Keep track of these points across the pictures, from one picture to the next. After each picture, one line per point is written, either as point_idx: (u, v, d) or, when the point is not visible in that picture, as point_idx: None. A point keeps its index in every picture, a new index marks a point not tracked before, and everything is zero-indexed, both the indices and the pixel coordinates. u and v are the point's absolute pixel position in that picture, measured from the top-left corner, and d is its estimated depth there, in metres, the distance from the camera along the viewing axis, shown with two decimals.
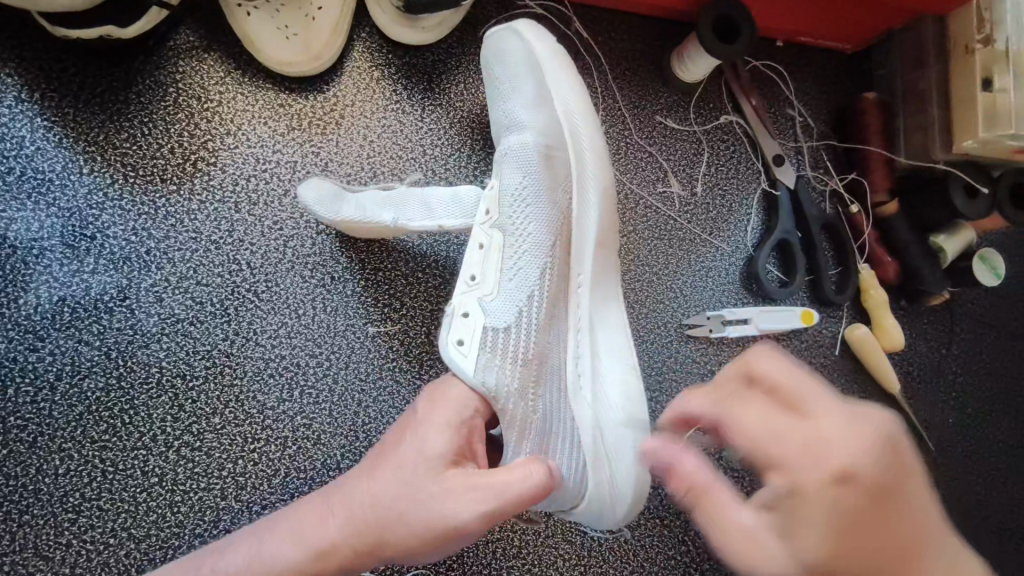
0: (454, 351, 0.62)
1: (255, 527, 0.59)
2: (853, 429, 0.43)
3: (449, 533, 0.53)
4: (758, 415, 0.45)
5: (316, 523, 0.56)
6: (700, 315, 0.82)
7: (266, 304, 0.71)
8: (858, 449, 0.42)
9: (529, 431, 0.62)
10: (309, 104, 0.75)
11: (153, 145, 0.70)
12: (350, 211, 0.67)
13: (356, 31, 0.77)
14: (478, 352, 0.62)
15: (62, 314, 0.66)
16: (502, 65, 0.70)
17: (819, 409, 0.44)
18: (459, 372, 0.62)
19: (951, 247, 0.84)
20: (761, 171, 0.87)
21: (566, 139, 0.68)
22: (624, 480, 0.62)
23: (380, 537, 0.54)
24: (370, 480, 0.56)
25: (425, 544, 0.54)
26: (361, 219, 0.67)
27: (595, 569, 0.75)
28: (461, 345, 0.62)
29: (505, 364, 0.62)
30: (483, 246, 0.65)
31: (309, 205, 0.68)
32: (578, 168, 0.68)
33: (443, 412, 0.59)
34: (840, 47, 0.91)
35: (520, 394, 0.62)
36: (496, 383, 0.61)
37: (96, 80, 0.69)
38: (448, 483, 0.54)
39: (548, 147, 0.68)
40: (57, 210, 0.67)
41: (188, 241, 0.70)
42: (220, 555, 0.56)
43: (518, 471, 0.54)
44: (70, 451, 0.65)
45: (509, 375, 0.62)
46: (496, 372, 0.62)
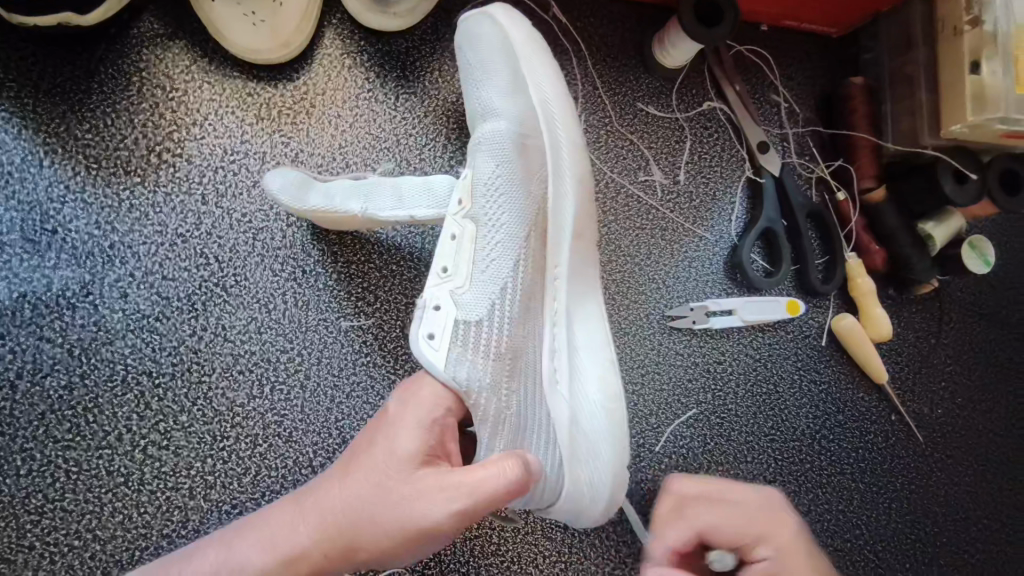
0: (425, 346, 0.62)
1: (229, 530, 0.57)
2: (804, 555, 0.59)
3: (424, 534, 0.52)
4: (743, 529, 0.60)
5: (287, 529, 0.54)
6: (683, 306, 0.80)
7: (235, 299, 0.69)
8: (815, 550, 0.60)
9: (506, 428, 0.62)
10: (278, 93, 0.72)
11: (117, 136, 0.68)
12: (317, 201, 0.66)
13: (327, 18, 0.74)
14: (450, 347, 0.62)
15: (23, 310, 0.64)
16: (478, 53, 0.68)
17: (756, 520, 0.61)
18: (432, 368, 0.62)
19: (940, 232, 0.83)
20: (745, 158, 0.85)
21: (541, 126, 0.65)
22: (599, 482, 0.60)
23: (354, 541, 0.53)
24: (340, 482, 0.55)
25: (400, 547, 0.53)
26: (327, 208, 0.66)
27: (577, 566, 0.74)
28: (432, 340, 0.62)
29: (477, 359, 0.62)
30: (456, 236, 0.64)
31: (273, 193, 0.67)
32: (554, 157, 0.64)
33: (415, 412, 0.58)
34: (826, 30, 0.89)
35: (493, 389, 0.62)
36: (468, 377, 0.62)
37: (56, 69, 0.67)
38: (420, 484, 0.53)
39: (521, 134, 0.65)
40: (17, 203, 0.65)
41: (153, 234, 0.68)
42: (186, 561, 0.55)
43: (493, 467, 0.52)
44: (33, 451, 0.63)
45: (482, 369, 0.62)
46: (467, 367, 0.62)
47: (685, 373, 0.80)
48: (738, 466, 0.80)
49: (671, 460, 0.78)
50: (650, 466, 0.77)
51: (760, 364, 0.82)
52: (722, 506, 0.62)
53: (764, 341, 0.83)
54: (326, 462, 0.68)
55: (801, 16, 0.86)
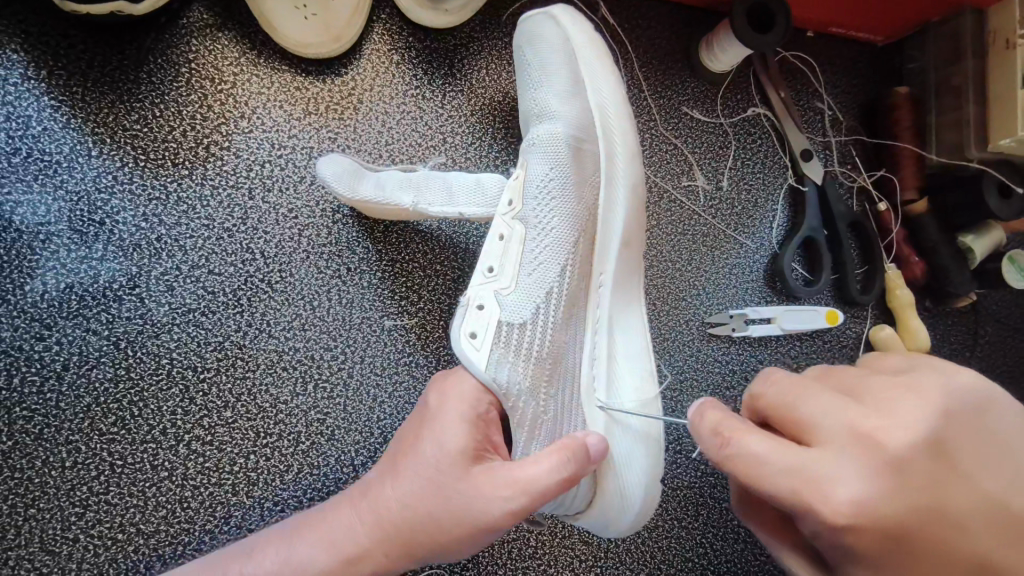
0: (466, 344, 0.61)
1: (285, 527, 0.57)
2: (971, 387, 0.41)
3: (480, 532, 0.52)
4: (906, 413, 0.40)
5: (343, 529, 0.54)
6: (722, 313, 0.80)
7: (280, 295, 0.68)
8: (994, 428, 0.40)
9: (539, 435, 0.60)
10: (326, 87, 0.72)
11: (165, 128, 0.67)
12: (368, 191, 0.66)
13: (377, 13, 0.74)
14: (491, 347, 0.60)
15: (69, 301, 0.64)
16: (536, 51, 0.68)
17: (943, 384, 0.41)
18: (470, 366, 0.60)
19: (980, 247, 0.82)
20: (788, 166, 0.84)
21: (597, 133, 0.67)
22: (632, 485, 0.61)
23: (411, 542, 0.53)
24: (391, 481, 0.55)
25: (457, 545, 0.53)
26: (377, 201, 0.66)
27: (611, 570, 0.74)
28: (474, 339, 0.61)
29: (518, 362, 0.61)
30: (505, 237, 0.64)
31: (327, 180, 0.66)
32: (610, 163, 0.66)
33: (456, 408, 0.58)
34: (872, 38, 0.88)
35: (531, 395, 0.60)
36: (507, 381, 0.60)
37: (106, 58, 0.67)
38: (471, 480, 0.53)
39: (577, 140, 0.65)
40: (64, 193, 0.65)
41: (200, 228, 0.67)
42: (246, 560, 0.54)
43: (549, 466, 0.52)
44: (78, 444, 0.63)
45: (521, 374, 0.60)
46: (508, 370, 0.60)
47: (722, 380, 0.80)
48: None
49: (708, 467, 0.78)
50: (687, 472, 0.77)
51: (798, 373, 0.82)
52: (881, 394, 0.42)
53: (800, 350, 0.83)
54: (367, 461, 0.68)
55: (850, 23, 0.85)
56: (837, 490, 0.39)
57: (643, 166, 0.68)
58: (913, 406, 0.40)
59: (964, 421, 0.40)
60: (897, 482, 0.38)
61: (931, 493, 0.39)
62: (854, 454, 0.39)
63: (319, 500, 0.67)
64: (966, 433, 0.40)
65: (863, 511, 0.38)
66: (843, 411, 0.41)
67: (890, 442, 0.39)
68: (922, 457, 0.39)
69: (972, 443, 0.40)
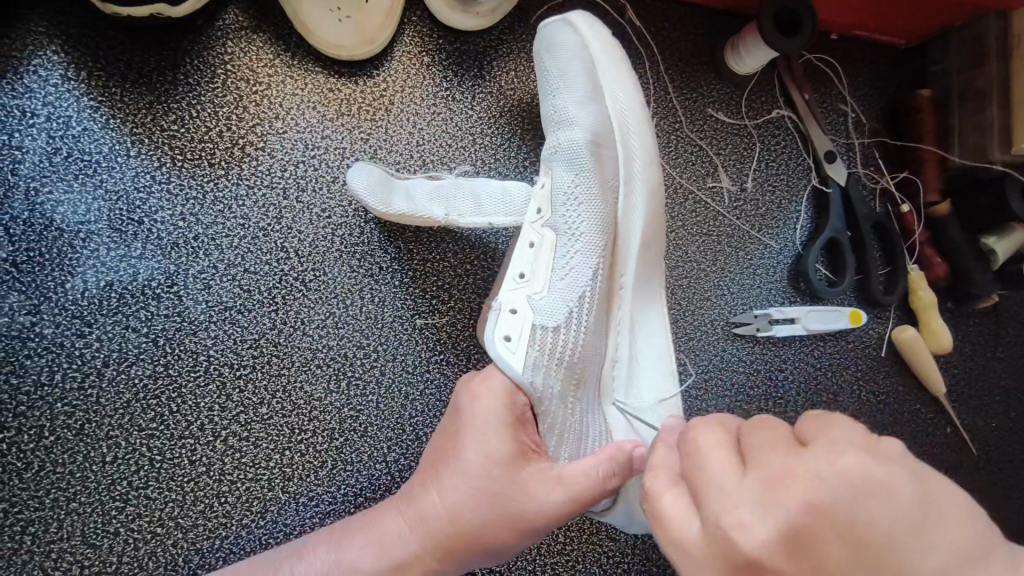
0: (501, 347, 0.60)
1: (332, 530, 0.58)
2: (853, 476, 0.34)
3: (533, 532, 0.55)
4: (770, 502, 0.34)
5: (393, 537, 0.55)
6: (747, 313, 0.81)
7: (314, 293, 0.69)
8: (868, 524, 0.33)
9: (569, 437, 0.60)
10: (358, 89, 0.72)
11: (202, 128, 0.68)
12: (401, 204, 0.66)
13: (408, 15, 0.74)
14: (527, 350, 0.60)
15: (110, 299, 0.65)
16: (554, 59, 0.68)
17: (815, 476, 0.34)
18: (506, 369, 0.59)
19: (1003, 247, 0.82)
20: (811, 167, 0.85)
21: (614, 137, 0.67)
22: None
23: (465, 546, 0.55)
24: (439, 488, 0.55)
25: (510, 544, 0.55)
26: (410, 213, 0.66)
27: (638, 567, 0.75)
28: (509, 342, 0.60)
29: (552, 366, 0.61)
30: (534, 244, 0.64)
31: (358, 190, 0.66)
32: (626, 166, 0.67)
33: (491, 415, 0.57)
34: (894, 41, 0.89)
35: (561, 398, 0.61)
36: (542, 384, 0.60)
37: (144, 59, 0.67)
38: (523, 488, 0.54)
39: (596, 144, 0.66)
40: (104, 192, 0.66)
41: (236, 226, 0.68)
42: (296, 558, 0.56)
43: (601, 476, 0.54)
44: (118, 438, 0.64)
45: (554, 378, 0.61)
46: (544, 373, 0.60)
47: (747, 379, 0.81)
48: None
49: None
50: None
51: (822, 372, 0.83)
52: (773, 463, 0.36)
53: (824, 350, 0.83)
54: (400, 457, 0.69)
55: (874, 26, 0.85)
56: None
57: (659, 167, 0.69)
58: (774, 502, 0.34)
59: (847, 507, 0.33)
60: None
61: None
62: (699, 560, 0.35)
63: (353, 496, 0.68)
64: (838, 533, 0.33)
65: None
66: (700, 500, 0.37)
67: (742, 547, 0.34)
68: (780, 567, 0.33)
69: (847, 545, 0.33)
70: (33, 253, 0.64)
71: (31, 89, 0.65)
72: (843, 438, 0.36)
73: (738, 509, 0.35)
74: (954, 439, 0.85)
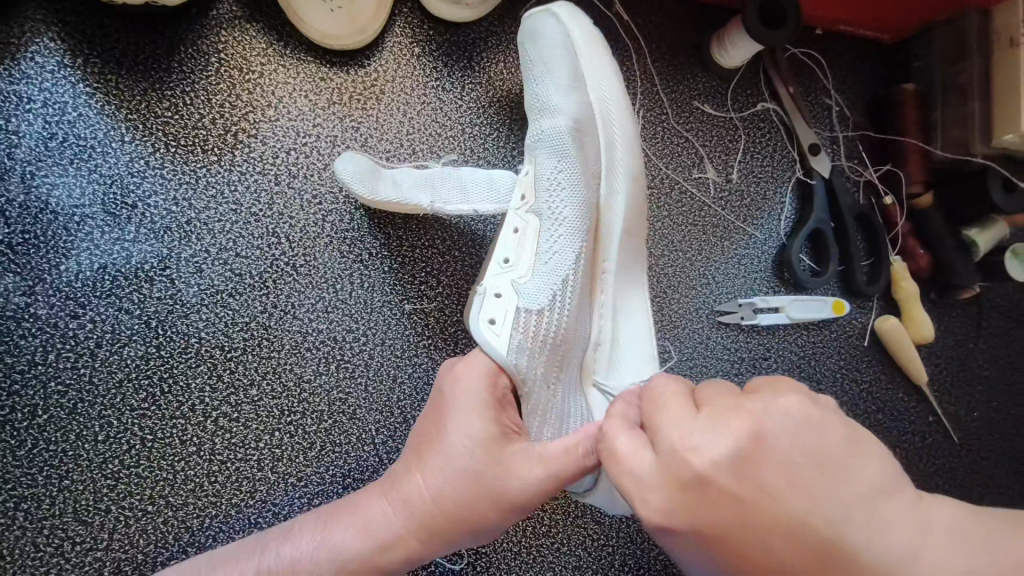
0: (486, 330, 0.61)
1: (322, 512, 0.60)
2: (793, 413, 0.42)
3: (515, 510, 0.56)
4: (724, 430, 0.41)
5: (379, 517, 0.56)
6: (732, 302, 0.82)
7: (305, 278, 0.71)
8: (804, 452, 0.40)
9: (550, 418, 0.62)
10: (350, 78, 0.74)
11: (196, 115, 0.70)
12: (388, 193, 0.67)
13: (399, 7, 0.76)
14: (511, 332, 0.61)
15: (103, 281, 0.67)
16: (536, 49, 0.70)
17: (763, 411, 0.42)
18: (490, 350, 0.61)
19: (983, 241, 0.84)
20: (796, 160, 0.86)
21: (597, 124, 0.69)
22: None
23: (448, 525, 0.56)
24: (423, 470, 0.57)
25: (493, 522, 0.57)
26: (396, 201, 0.67)
27: (622, 550, 0.76)
28: (493, 324, 0.62)
29: (536, 348, 0.62)
30: (519, 230, 0.66)
31: (346, 178, 0.67)
32: (608, 153, 0.69)
33: (472, 396, 0.58)
34: (878, 36, 0.91)
35: (544, 380, 0.62)
36: (525, 365, 0.61)
37: (139, 47, 0.69)
38: (503, 467, 0.55)
39: (579, 130, 0.67)
40: (99, 177, 0.67)
41: (228, 212, 0.70)
42: (285, 539, 0.57)
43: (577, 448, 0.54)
44: (110, 418, 0.65)
45: (537, 360, 0.62)
46: (527, 355, 0.61)
47: (731, 367, 0.82)
48: None
49: None
50: None
51: (806, 361, 0.84)
52: (724, 405, 0.43)
53: (807, 339, 0.85)
54: (387, 439, 0.70)
55: (858, 21, 0.88)
56: (651, 494, 0.42)
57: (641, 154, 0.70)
58: (722, 430, 0.41)
59: (788, 438, 0.41)
60: (698, 502, 0.40)
61: (729, 515, 0.40)
62: (659, 479, 0.42)
63: (340, 476, 0.69)
64: (776, 458, 0.40)
65: (673, 512, 0.41)
66: (659, 433, 0.43)
67: (693, 465, 0.41)
68: (729, 481, 0.40)
69: (786, 467, 0.40)
70: (28, 235, 0.65)
71: (28, 75, 0.66)
72: (783, 389, 0.44)
73: (694, 436, 0.42)
74: (934, 428, 0.86)
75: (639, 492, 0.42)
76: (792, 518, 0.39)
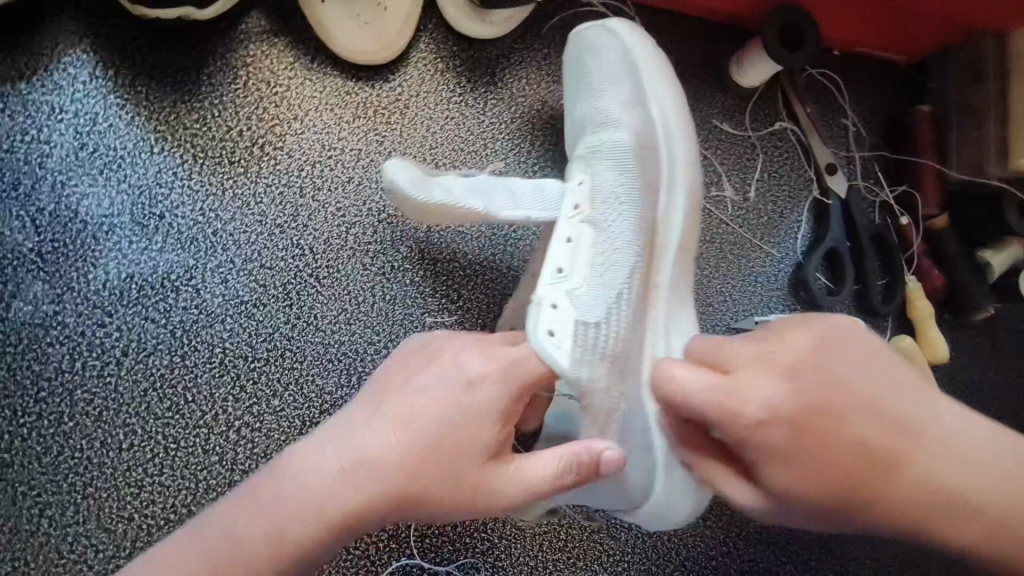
0: (547, 342, 0.57)
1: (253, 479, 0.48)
2: (842, 324, 0.51)
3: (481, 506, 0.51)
4: (796, 342, 0.49)
5: (343, 495, 0.47)
6: (748, 319, 0.82)
7: (328, 289, 0.71)
8: (865, 353, 0.50)
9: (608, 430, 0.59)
10: (375, 93, 0.75)
11: (224, 127, 0.71)
12: (440, 197, 0.66)
13: (423, 24, 0.77)
14: (571, 345, 0.58)
15: (130, 291, 0.67)
16: (593, 59, 0.70)
17: (820, 325, 0.51)
18: (554, 364, 0.56)
19: (999, 261, 0.84)
20: (812, 179, 0.87)
21: (659, 138, 0.69)
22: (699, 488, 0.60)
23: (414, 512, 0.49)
24: (390, 429, 0.49)
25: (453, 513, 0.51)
26: (451, 205, 0.66)
27: (639, 566, 0.74)
28: (553, 337, 0.58)
29: (597, 360, 0.60)
30: (573, 240, 0.64)
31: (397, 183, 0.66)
32: (669, 168, 0.69)
33: (492, 377, 0.53)
34: (895, 57, 0.91)
35: (608, 392, 0.59)
36: (586, 379, 0.58)
37: (169, 60, 0.70)
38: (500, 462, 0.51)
39: (636, 145, 0.68)
40: (128, 187, 0.68)
41: (254, 223, 0.70)
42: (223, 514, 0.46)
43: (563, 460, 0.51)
44: (134, 426, 0.66)
45: (597, 373, 0.59)
46: (587, 368, 0.59)
47: None
48: None
49: None
50: None
51: None
52: (779, 330, 0.51)
53: None
54: None
55: (876, 44, 0.89)
56: (752, 401, 0.48)
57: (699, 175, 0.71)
58: (794, 339, 0.50)
59: (850, 343, 0.50)
60: (796, 397, 0.48)
61: (818, 408, 0.47)
62: (756, 385, 0.48)
63: None
64: (847, 358, 0.49)
65: (772, 413, 0.48)
66: (740, 351, 0.50)
67: (781, 368, 0.48)
68: (815, 378, 0.48)
69: (856, 365, 0.49)
70: (57, 244, 0.66)
71: (60, 86, 0.67)
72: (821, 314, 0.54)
73: (774, 349, 0.49)
74: None
75: (748, 393, 0.48)
76: (871, 405, 0.48)
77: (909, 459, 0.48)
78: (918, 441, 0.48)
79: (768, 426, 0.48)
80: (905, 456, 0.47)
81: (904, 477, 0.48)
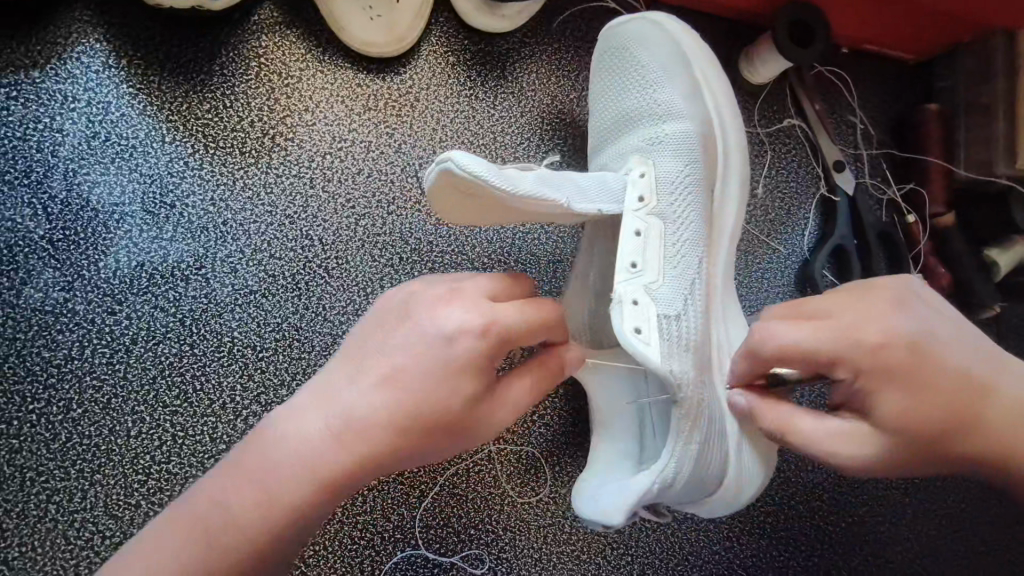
0: (636, 340, 0.55)
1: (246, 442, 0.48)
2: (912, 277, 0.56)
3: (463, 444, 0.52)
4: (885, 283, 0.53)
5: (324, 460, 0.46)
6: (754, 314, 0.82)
7: (336, 280, 0.71)
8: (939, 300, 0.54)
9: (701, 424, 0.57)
10: (386, 85, 0.75)
11: (235, 118, 0.71)
12: (528, 188, 0.52)
13: (434, 17, 0.77)
14: (658, 340, 0.56)
15: (140, 279, 0.68)
16: (647, 50, 0.70)
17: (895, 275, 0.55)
18: (646, 361, 0.54)
19: (1005, 260, 0.84)
20: (819, 177, 0.87)
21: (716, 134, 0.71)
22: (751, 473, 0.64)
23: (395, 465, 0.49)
24: (371, 390, 0.48)
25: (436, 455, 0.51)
26: (538, 196, 0.52)
27: (643, 559, 0.74)
28: (641, 334, 0.55)
29: (680, 351, 0.58)
30: (641, 235, 0.60)
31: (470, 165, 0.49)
32: (724, 165, 0.71)
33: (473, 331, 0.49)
34: (903, 56, 0.91)
35: (697, 381, 0.58)
36: (679, 371, 0.56)
37: (182, 50, 0.70)
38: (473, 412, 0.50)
39: (697, 137, 0.68)
40: (139, 176, 0.69)
41: (264, 214, 0.71)
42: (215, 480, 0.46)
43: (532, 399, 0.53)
44: (143, 414, 0.66)
45: (686, 364, 0.58)
46: (677, 360, 0.57)
47: None
48: (801, 473, 0.79)
49: None
50: None
51: None
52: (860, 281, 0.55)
53: None
54: None
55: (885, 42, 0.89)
56: (867, 328, 0.50)
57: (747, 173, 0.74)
58: (884, 281, 0.54)
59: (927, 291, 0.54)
60: (903, 325, 0.51)
61: (921, 336, 0.50)
62: (863, 315, 0.51)
63: None
64: (929, 300, 0.53)
65: (886, 337, 0.50)
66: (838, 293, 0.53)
67: (881, 300, 0.52)
68: (911, 311, 0.51)
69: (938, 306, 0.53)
70: (68, 232, 0.67)
71: (73, 75, 0.68)
72: None
73: (867, 288, 0.53)
74: None
75: (869, 320, 0.51)
76: (962, 340, 0.52)
77: (998, 388, 0.51)
78: (1001, 374, 0.51)
79: (883, 350, 0.50)
80: (994, 386, 0.51)
81: (992, 407, 0.50)
